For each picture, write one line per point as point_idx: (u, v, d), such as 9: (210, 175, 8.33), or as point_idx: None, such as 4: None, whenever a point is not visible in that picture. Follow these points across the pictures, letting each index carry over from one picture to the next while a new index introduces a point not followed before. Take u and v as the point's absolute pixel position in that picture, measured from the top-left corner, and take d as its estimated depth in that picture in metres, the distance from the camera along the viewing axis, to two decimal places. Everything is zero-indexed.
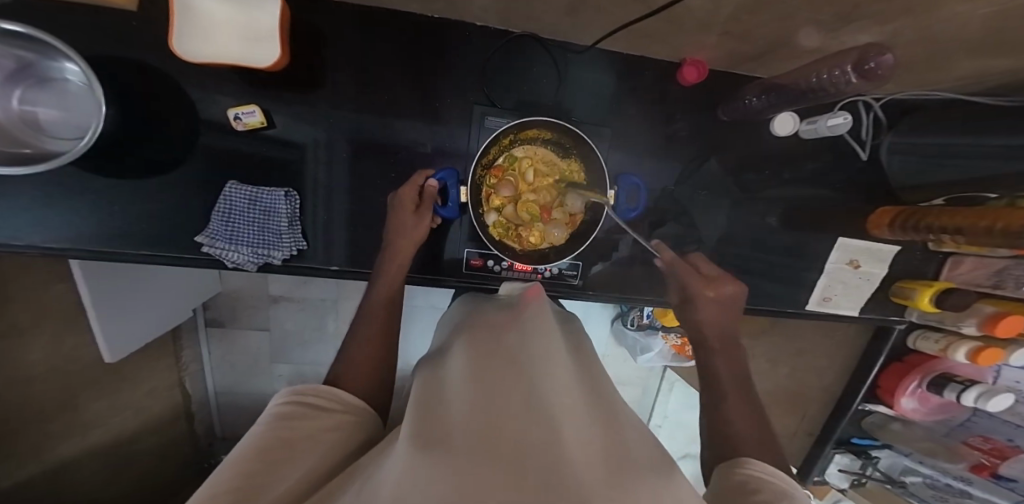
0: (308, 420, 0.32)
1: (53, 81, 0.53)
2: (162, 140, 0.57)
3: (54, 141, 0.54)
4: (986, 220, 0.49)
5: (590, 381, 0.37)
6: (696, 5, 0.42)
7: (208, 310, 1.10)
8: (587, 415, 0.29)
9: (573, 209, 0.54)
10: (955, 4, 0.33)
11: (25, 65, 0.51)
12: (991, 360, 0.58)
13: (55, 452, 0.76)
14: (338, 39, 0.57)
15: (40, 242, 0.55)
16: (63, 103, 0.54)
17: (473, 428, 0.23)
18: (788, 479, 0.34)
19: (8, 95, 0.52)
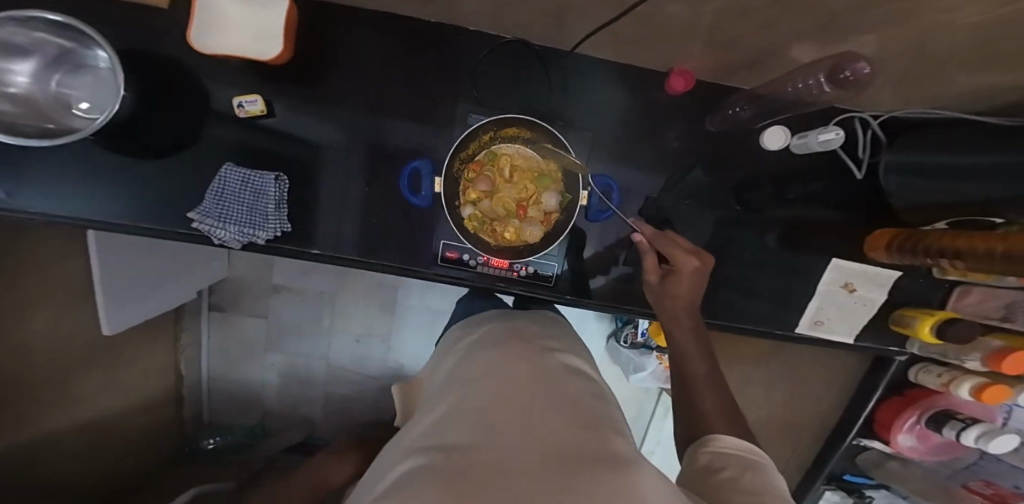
0: None
1: (89, 68, 0.57)
2: (173, 125, 0.60)
3: (83, 121, 0.58)
4: (987, 244, 0.47)
5: (568, 394, 0.35)
6: (675, 13, 0.42)
7: (213, 294, 1.16)
8: (554, 432, 0.27)
9: (547, 210, 0.56)
10: (939, 13, 0.32)
11: (66, 52, 0.55)
12: (997, 398, 0.54)
13: (60, 420, 0.80)
14: (339, 38, 0.60)
15: (48, 211, 0.59)
16: (95, 87, 0.58)
17: (433, 473, 0.22)
18: (748, 447, 0.35)
19: (48, 77, 0.56)
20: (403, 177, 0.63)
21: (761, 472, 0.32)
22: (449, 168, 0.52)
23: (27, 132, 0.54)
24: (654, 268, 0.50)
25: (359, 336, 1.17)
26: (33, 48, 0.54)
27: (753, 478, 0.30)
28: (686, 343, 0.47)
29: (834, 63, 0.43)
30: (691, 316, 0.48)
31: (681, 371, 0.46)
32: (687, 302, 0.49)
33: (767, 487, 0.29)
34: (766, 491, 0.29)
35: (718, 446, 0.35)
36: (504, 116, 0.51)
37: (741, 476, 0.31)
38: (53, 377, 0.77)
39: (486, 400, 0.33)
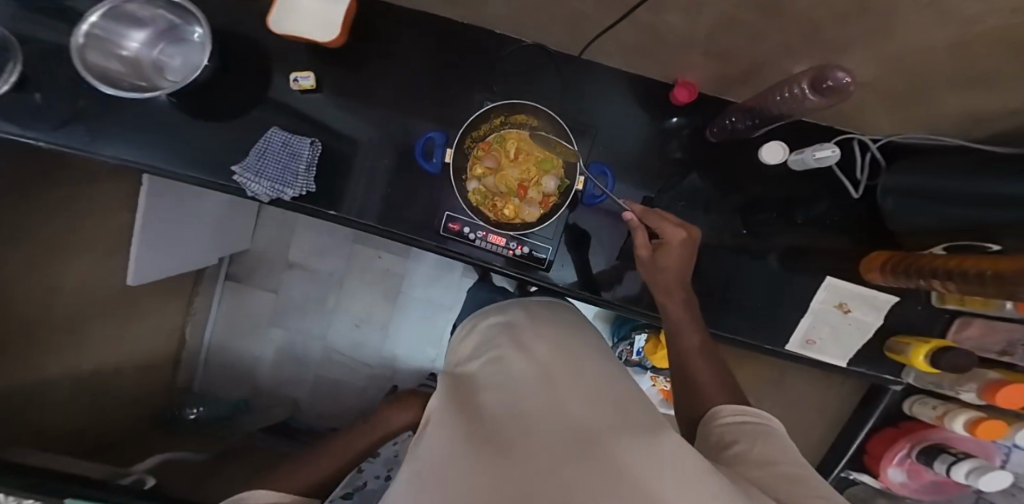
0: None
1: (185, 41, 0.69)
2: (235, 95, 0.68)
3: (167, 82, 0.69)
4: (979, 266, 0.47)
5: (597, 385, 0.38)
6: (675, 19, 0.49)
7: (232, 264, 1.23)
8: (573, 411, 0.31)
9: (546, 192, 0.64)
10: (907, 22, 0.37)
11: (173, 27, 0.68)
12: (994, 433, 0.53)
13: (91, 350, 0.85)
14: (382, 31, 0.69)
15: (116, 154, 0.66)
16: (185, 56, 0.69)
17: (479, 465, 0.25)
18: (754, 413, 0.40)
19: (154, 45, 0.69)
20: (419, 148, 0.66)
21: (768, 436, 0.37)
22: (459, 141, 0.62)
23: (125, 87, 0.65)
24: (645, 247, 0.53)
25: (359, 320, 1.20)
26: (149, 21, 0.66)
27: (763, 445, 0.35)
28: (674, 310, 0.53)
29: (817, 71, 0.48)
30: (680, 283, 0.53)
31: (676, 339, 0.52)
32: (676, 273, 0.53)
33: (780, 453, 0.34)
34: (775, 458, 0.33)
35: (730, 417, 0.40)
36: (511, 101, 0.63)
37: (752, 447, 0.35)
38: (88, 306, 0.83)
39: (511, 396, 0.37)
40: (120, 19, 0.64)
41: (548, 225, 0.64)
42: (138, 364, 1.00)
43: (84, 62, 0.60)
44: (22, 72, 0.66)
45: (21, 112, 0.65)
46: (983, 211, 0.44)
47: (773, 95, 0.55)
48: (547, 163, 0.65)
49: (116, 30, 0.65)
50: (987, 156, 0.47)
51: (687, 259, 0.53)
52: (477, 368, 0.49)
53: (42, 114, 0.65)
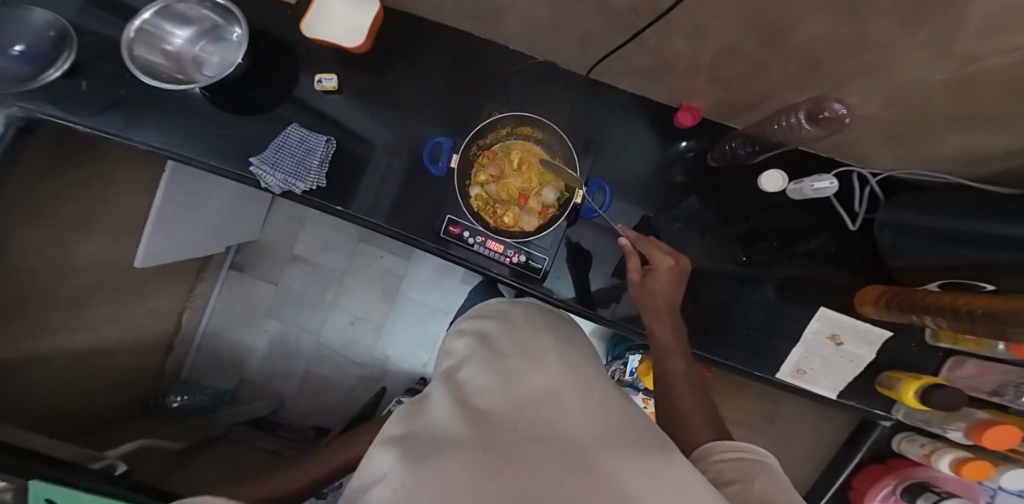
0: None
1: (224, 41, 0.76)
2: (264, 94, 0.73)
3: (201, 75, 0.75)
4: (971, 305, 0.49)
5: (601, 385, 0.39)
6: (681, 46, 0.52)
7: (238, 253, 1.25)
8: (592, 407, 0.33)
9: (546, 203, 0.66)
10: (903, 57, 0.40)
11: (215, 27, 0.75)
12: (979, 475, 0.52)
13: (89, 324, 0.86)
14: (406, 41, 0.72)
15: (148, 141, 0.70)
16: (221, 54, 0.76)
17: (504, 435, 0.28)
18: (753, 449, 0.36)
19: (195, 42, 0.75)
20: (426, 151, 0.69)
21: (767, 472, 0.33)
22: (465, 147, 0.65)
23: (162, 77, 0.71)
24: (636, 271, 0.56)
25: (354, 318, 1.21)
26: (195, 21, 0.74)
27: (758, 480, 0.32)
28: (663, 336, 0.55)
29: (815, 102, 0.50)
30: (668, 308, 0.55)
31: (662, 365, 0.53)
32: (666, 298, 0.55)
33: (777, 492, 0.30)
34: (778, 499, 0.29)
35: (723, 449, 0.38)
36: (518, 113, 0.66)
37: (754, 479, 0.32)
38: (95, 280, 0.85)
39: (527, 372, 0.39)
40: (169, 17, 0.72)
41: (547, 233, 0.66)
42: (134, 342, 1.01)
43: (129, 52, 0.68)
44: (74, 61, 0.72)
45: (67, 99, 0.71)
46: (976, 254, 0.47)
47: (772, 124, 0.57)
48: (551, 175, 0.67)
49: (165, 28, 0.73)
50: (986, 197, 0.48)
51: (676, 284, 0.56)
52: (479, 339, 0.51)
53: (88, 100, 0.71)
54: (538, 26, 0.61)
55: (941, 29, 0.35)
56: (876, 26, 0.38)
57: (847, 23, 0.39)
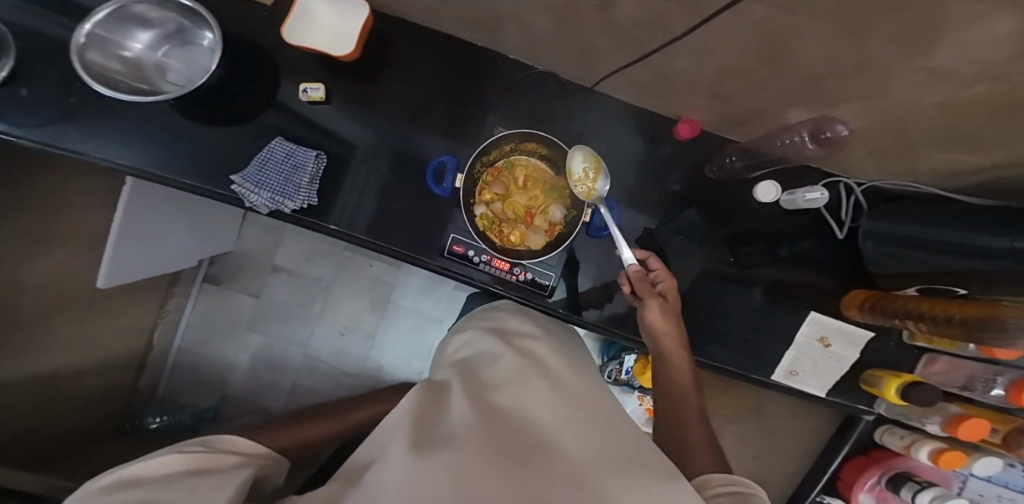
0: (200, 461, 0.44)
1: (191, 44, 0.70)
2: (241, 104, 0.68)
3: (167, 84, 0.70)
4: (949, 310, 0.54)
5: (590, 400, 0.52)
6: (686, 65, 0.52)
7: (212, 265, 1.19)
8: (579, 429, 0.46)
9: (552, 221, 0.67)
10: (905, 85, 0.42)
11: (180, 30, 0.69)
12: (955, 464, 0.57)
13: (58, 351, 0.80)
14: (398, 48, 0.69)
15: (115, 159, 0.64)
16: (187, 59, 0.70)
17: (504, 445, 0.40)
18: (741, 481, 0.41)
19: (158, 47, 0.69)
20: (430, 172, 0.67)
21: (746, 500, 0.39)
22: (470, 166, 0.63)
23: (119, 85, 0.65)
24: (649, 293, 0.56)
25: (344, 328, 1.18)
26: (157, 23, 0.67)
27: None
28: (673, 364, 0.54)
29: (817, 123, 0.54)
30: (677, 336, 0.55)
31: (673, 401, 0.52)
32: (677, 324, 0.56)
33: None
34: None
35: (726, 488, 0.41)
36: (524, 130, 0.65)
37: None
38: (60, 303, 0.79)
39: (535, 387, 0.51)
40: (126, 19, 0.65)
41: (557, 253, 0.66)
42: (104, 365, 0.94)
43: (82, 58, 0.61)
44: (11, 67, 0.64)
45: (12, 109, 0.63)
46: (959, 261, 0.50)
47: (774, 141, 0.61)
48: (556, 193, 0.68)
49: (121, 30, 0.66)
50: (964, 208, 0.52)
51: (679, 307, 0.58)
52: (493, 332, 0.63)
53: (35, 112, 0.63)
54: (541, 38, 0.60)
55: (949, 62, 0.36)
56: (884, 55, 0.38)
57: (852, 52, 0.39)
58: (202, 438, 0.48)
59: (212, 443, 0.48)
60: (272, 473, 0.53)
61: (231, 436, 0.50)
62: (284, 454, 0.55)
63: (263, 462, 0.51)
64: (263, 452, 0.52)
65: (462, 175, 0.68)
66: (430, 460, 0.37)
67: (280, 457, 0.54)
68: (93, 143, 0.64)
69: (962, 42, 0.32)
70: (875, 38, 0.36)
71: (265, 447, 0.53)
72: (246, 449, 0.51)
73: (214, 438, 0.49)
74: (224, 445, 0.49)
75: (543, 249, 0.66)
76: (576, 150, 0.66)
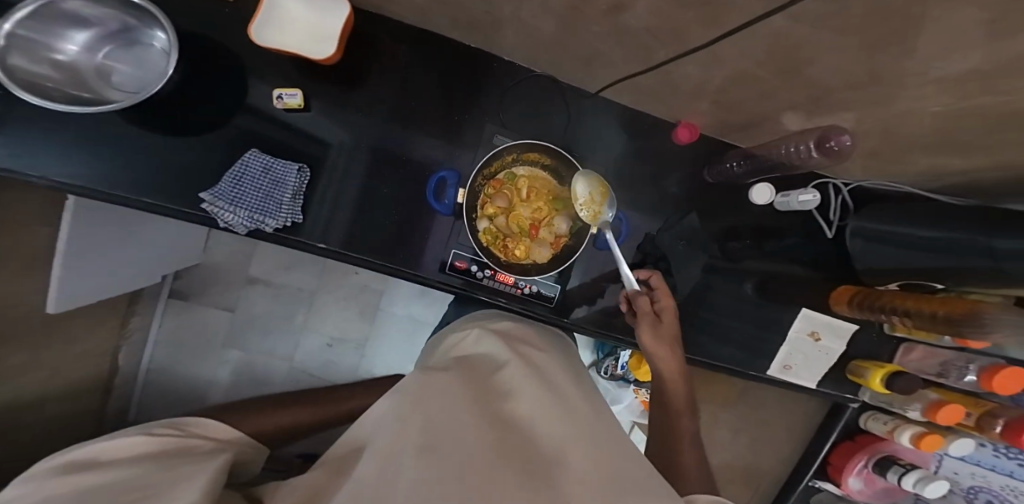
0: (178, 447, 0.46)
1: (140, 47, 0.58)
2: (205, 109, 0.60)
3: (114, 92, 0.58)
4: (931, 306, 0.57)
5: (600, 415, 0.47)
6: (695, 72, 0.52)
7: (178, 279, 1.12)
8: (592, 443, 0.40)
9: (558, 233, 0.66)
10: (910, 99, 0.44)
11: (126, 29, 0.57)
12: (933, 446, 0.63)
13: (30, 385, 0.73)
14: (386, 50, 0.65)
15: (54, 176, 0.55)
16: (138, 64, 0.59)
17: (513, 461, 0.35)
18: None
19: (97, 48, 0.57)
20: (430, 189, 0.64)
21: None
22: (473, 182, 0.62)
23: (53, 95, 0.53)
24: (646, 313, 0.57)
25: (332, 339, 1.15)
26: (96, 21, 0.55)
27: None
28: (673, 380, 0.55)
29: (823, 133, 0.54)
30: (678, 357, 0.55)
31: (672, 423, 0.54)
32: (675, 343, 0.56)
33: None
34: None
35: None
36: (529, 141, 0.63)
37: None
38: (35, 331, 0.73)
39: (540, 397, 0.46)
40: (57, 17, 0.52)
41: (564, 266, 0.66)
42: (70, 393, 0.86)
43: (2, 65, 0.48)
44: None
45: None
46: (941, 259, 0.52)
47: (778, 149, 0.62)
48: (560, 204, 0.67)
49: (49, 29, 0.53)
50: (944, 207, 0.54)
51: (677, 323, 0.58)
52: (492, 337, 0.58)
53: None
54: (545, 43, 0.58)
55: (964, 78, 0.37)
56: (900, 65, 0.39)
57: (866, 62, 0.41)
58: (176, 422, 0.50)
59: (183, 427, 0.50)
60: (248, 458, 0.55)
61: (203, 420, 0.52)
62: (261, 440, 0.56)
63: (240, 449, 0.53)
64: (237, 436, 0.53)
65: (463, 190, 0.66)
66: (407, 462, 0.35)
67: (256, 443, 0.55)
68: (25, 158, 0.54)
69: (982, 55, 0.33)
70: (898, 47, 0.36)
71: (238, 432, 0.54)
72: (220, 433, 0.53)
73: (188, 421, 0.51)
74: (196, 429, 0.51)
75: (549, 263, 0.66)
76: (580, 174, 0.66)
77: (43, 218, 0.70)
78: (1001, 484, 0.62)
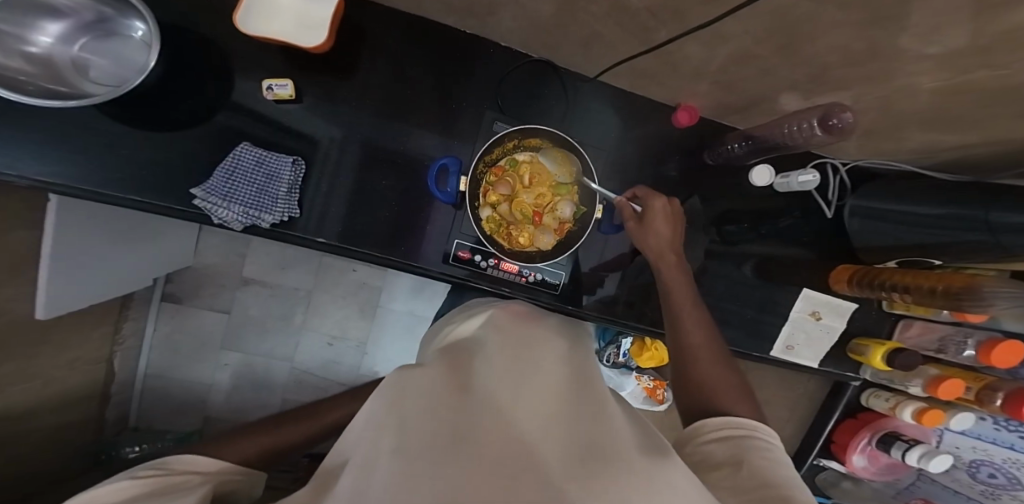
0: (164, 487, 0.36)
1: (118, 37, 0.56)
2: (194, 102, 0.59)
3: (92, 86, 0.55)
4: (929, 282, 0.58)
5: (593, 393, 0.44)
6: (696, 51, 0.52)
7: (169, 283, 1.09)
8: (577, 420, 0.37)
9: (562, 219, 0.65)
10: (907, 75, 0.44)
11: (102, 19, 0.54)
12: (935, 421, 0.64)
13: (21, 393, 0.71)
14: (378, 37, 0.63)
15: (33, 174, 0.52)
16: (116, 55, 0.56)
17: (487, 431, 0.32)
18: (749, 426, 0.41)
19: (73, 40, 0.54)
20: (432, 176, 0.62)
21: (747, 450, 0.38)
22: (473, 170, 0.62)
23: (27, 88, 0.50)
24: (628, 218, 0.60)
25: (333, 338, 1.14)
26: (70, 11, 0.53)
27: (748, 464, 0.36)
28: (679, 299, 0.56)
29: (827, 109, 0.54)
30: (666, 249, 0.58)
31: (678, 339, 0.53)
32: (665, 237, 0.59)
33: (768, 470, 0.35)
34: (771, 479, 0.34)
35: (727, 423, 0.41)
36: (528, 126, 0.63)
37: (740, 460, 0.36)
38: (26, 338, 0.71)
39: (526, 374, 0.43)
40: (27, 5, 0.49)
41: (567, 252, 0.66)
42: (63, 401, 0.84)
43: None
44: None
45: None
46: (935, 235, 0.53)
47: (781, 128, 0.61)
48: (563, 190, 0.66)
49: (20, 19, 0.50)
50: (937, 184, 0.54)
51: (675, 226, 0.60)
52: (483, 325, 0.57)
53: None
54: (542, 26, 0.57)
55: (962, 51, 0.37)
56: (898, 41, 0.39)
57: (865, 39, 0.41)
58: (155, 461, 0.39)
59: (166, 465, 0.39)
60: (240, 488, 0.45)
61: (186, 454, 0.41)
62: (251, 465, 0.46)
63: (229, 478, 0.43)
64: (223, 466, 0.43)
65: (464, 178, 0.64)
66: (380, 465, 0.31)
67: (245, 468, 0.46)
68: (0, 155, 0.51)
69: (982, 27, 0.34)
70: (903, 21, 0.37)
71: (221, 461, 0.43)
72: (208, 468, 0.42)
73: (170, 459, 0.40)
74: (181, 466, 0.40)
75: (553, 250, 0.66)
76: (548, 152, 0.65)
77: (27, 221, 0.67)
78: (1002, 457, 0.61)
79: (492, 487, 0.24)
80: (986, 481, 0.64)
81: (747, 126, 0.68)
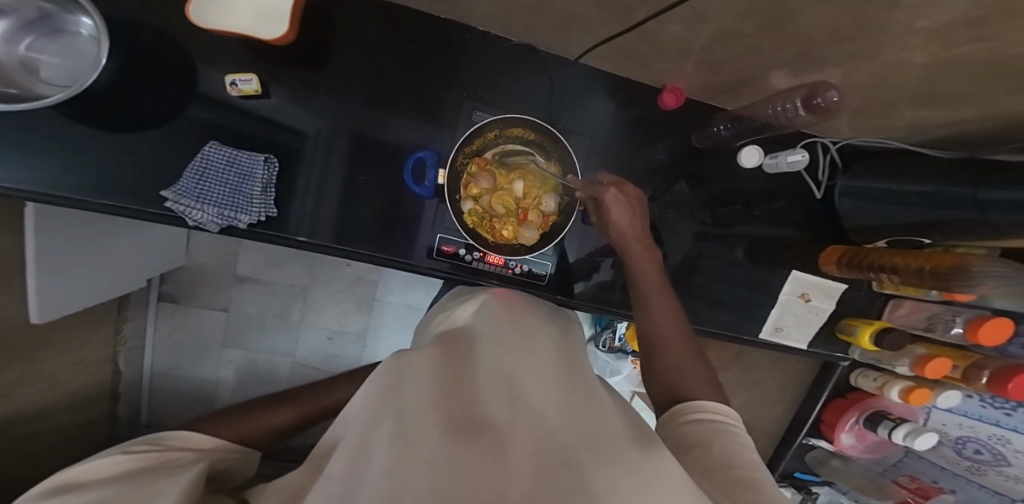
0: (157, 464, 0.36)
1: (65, 34, 0.54)
2: (158, 100, 0.57)
3: (44, 87, 0.53)
4: (919, 262, 0.56)
5: (587, 382, 0.43)
6: (680, 28, 0.50)
7: (164, 283, 1.09)
8: (573, 407, 0.36)
9: (546, 212, 0.64)
10: (895, 50, 0.42)
11: (45, 16, 0.52)
12: (921, 399, 0.65)
13: (31, 393, 0.73)
14: (348, 25, 0.61)
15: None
16: (67, 53, 0.54)
17: (483, 424, 0.30)
18: (710, 402, 0.42)
19: (17, 40, 0.52)
20: (409, 169, 0.61)
21: (724, 433, 0.38)
22: (454, 160, 0.60)
23: None
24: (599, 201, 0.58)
25: (332, 331, 1.15)
26: (8, 9, 0.50)
27: (719, 445, 0.36)
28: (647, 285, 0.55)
29: (809, 90, 0.52)
30: (635, 233, 0.57)
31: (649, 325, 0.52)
32: (627, 225, 0.57)
33: (737, 452, 0.35)
34: (732, 457, 0.35)
35: (700, 407, 0.41)
36: (511, 116, 0.60)
37: (713, 444, 0.36)
38: (29, 340, 0.72)
39: (523, 364, 0.42)
40: None
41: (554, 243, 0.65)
42: (74, 400, 0.86)
43: None
44: None
45: None
46: (925, 214, 0.52)
47: (766, 108, 0.59)
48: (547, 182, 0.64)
49: None
50: (930, 160, 0.52)
51: (633, 214, 0.58)
52: (476, 313, 0.55)
53: None
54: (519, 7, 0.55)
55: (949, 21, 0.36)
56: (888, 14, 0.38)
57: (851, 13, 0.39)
58: (150, 436, 0.40)
59: (162, 441, 0.40)
60: (234, 467, 0.45)
61: (185, 431, 0.42)
62: (248, 445, 0.46)
63: (223, 457, 0.43)
64: (221, 444, 0.43)
65: (443, 170, 0.64)
66: (375, 453, 0.29)
67: (243, 448, 0.46)
68: None
69: None
70: None
71: (219, 439, 0.44)
72: (205, 445, 0.42)
73: (167, 435, 0.41)
74: (176, 442, 0.40)
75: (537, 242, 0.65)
76: (533, 143, 0.64)
77: (16, 229, 0.67)
78: (987, 433, 0.62)
79: (485, 472, 0.23)
80: (972, 457, 0.65)
81: (735, 107, 0.67)
